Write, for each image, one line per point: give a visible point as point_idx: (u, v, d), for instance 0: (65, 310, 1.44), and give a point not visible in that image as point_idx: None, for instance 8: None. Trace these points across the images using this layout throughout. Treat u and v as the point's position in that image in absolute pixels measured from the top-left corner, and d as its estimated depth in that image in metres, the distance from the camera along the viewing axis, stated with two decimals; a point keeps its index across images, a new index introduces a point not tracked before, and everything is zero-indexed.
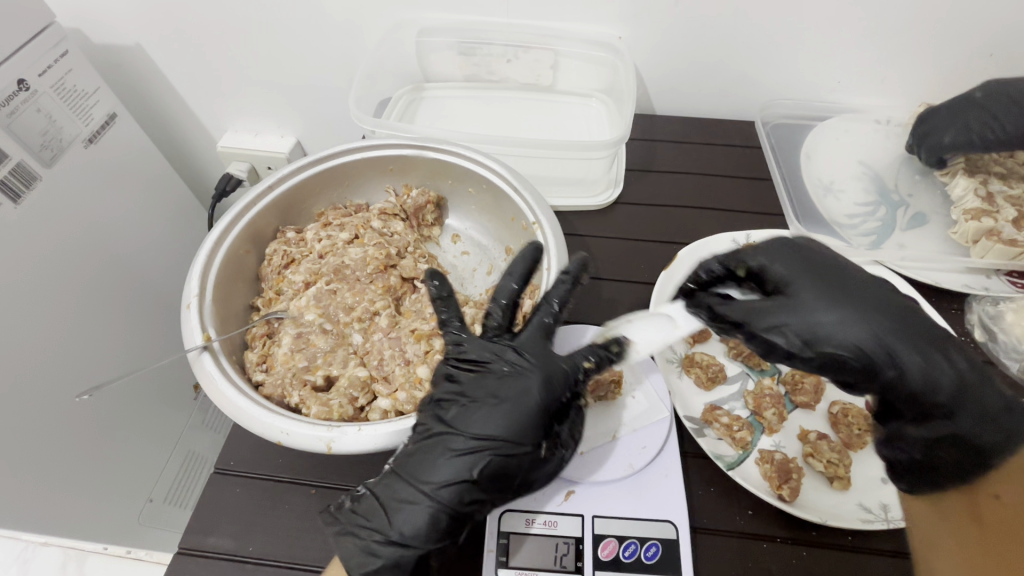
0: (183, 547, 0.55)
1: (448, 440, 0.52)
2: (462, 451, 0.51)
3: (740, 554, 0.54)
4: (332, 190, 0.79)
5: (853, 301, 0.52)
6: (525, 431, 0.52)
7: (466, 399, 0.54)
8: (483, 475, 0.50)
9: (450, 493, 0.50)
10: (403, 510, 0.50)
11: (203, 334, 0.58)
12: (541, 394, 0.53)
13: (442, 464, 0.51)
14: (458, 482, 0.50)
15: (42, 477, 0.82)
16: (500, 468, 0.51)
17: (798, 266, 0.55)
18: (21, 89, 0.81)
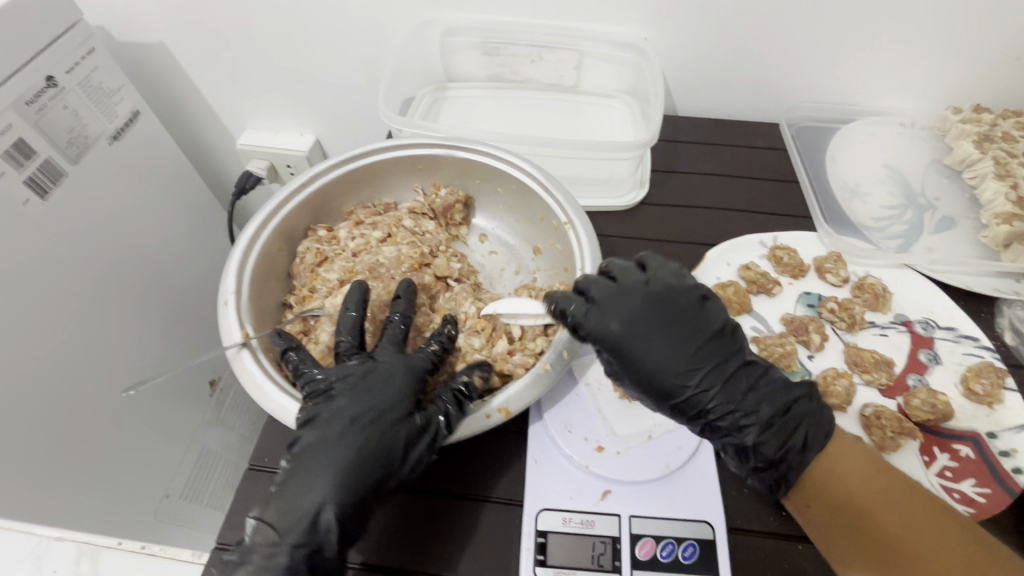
0: (219, 542, 0.55)
1: (322, 435, 0.53)
2: (337, 447, 0.52)
3: (776, 556, 0.54)
4: (361, 189, 0.80)
5: (671, 360, 0.53)
6: (388, 413, 0.54)
7: (331, 389, 0.55)
8: (359, 466, 0.51)
9: (332, 492, 0.50)
10: (285, 516, 0.50)
11: (241, 332, 0.59)
12: (403, 378, 0.56)
13: (320, 464, 0.51)
14: (336, 477, 0.51)
15: (62, 473, 0.83)
16: (376, 456, 0.52)
17: (622, 328, 0.53)
18: (50, 85, 0.81)
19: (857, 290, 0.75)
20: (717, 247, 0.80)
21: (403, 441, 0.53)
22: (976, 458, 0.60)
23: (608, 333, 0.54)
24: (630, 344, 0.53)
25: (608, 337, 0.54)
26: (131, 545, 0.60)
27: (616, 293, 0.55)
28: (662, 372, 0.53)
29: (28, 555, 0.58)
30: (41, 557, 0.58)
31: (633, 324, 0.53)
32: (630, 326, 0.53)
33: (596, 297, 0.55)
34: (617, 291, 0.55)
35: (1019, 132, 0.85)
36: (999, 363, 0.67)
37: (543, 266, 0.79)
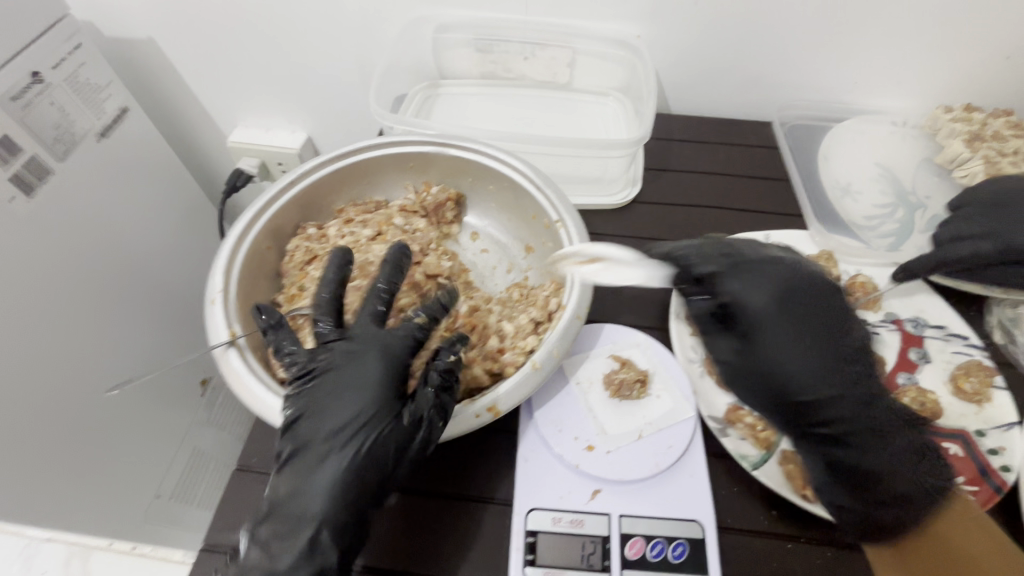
0: (206, 544, 0.55)
1: (308, 450, 0.50)
2: (323, 462, 0.49)
3: (766, 554, 0.54)
4: (352, 186, 0.79)
5: (801, 346, 0.50)
6: (375, 411, 0.51)
7: (303, 398, 0.52)
8: (351, 482, 0.49)
9: (325, 508, 0.48)
10: (281, 535, 0.48)
11: (228, 331, 0.58)
12: (376, 382, 0.52)
13: (309, 481, 0.49)
14: (327, 491, 0.49)
15: (49, 474, 0.81)
16: (368, 469, 0.50)
17: (764, 304, 0.51)
18: (35, 81, 0.80)
19: (848, 289, 0.75)
20: (709, 246, 0.79)
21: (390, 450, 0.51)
22: (965, 455, 0.60)
23: (752, 306, 0.51)
24: (769, 321, 0.51)
25: (749, 309, 0.51)
26: None
27: (753, 271, 0.53)
28: (793, 354, 0.49)
29: None
30: None
31: (778, 302, 0.51)
32: (772, 303, 0.51)
33: (741, 274, 0.53)
34: (742, 268, 0.53)
35: (1009, 131, 0.85)
36: (989, 361, 0.67)
37: (535, 264, 0.78)
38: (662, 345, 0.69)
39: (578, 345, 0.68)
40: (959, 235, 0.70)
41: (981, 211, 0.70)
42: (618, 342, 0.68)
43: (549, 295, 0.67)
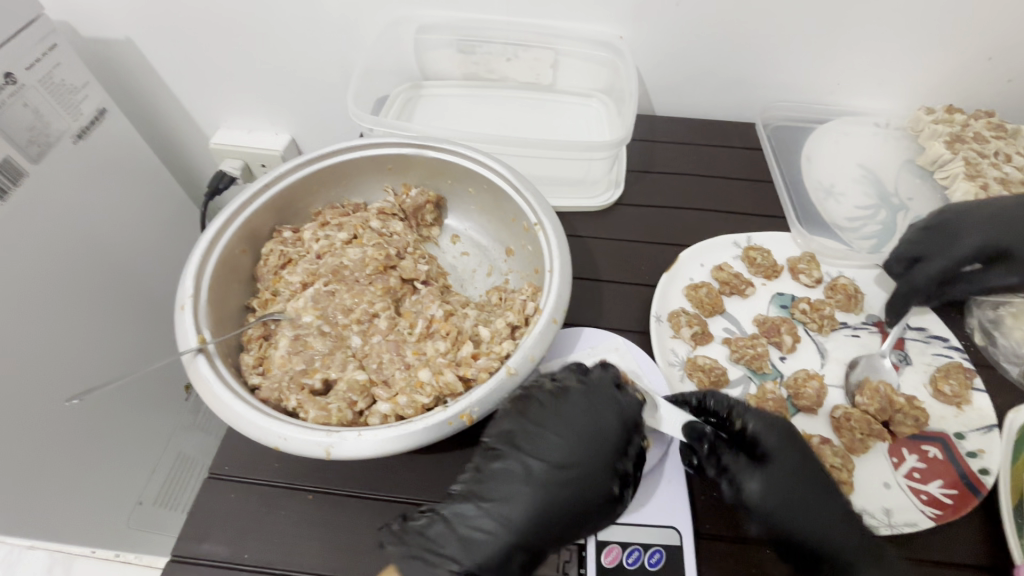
0: (175, 554, 0.54)
1: (511, 470, 0.54)
2: (538, 485, 0.53)
3: (743, 560, 0.54)
4: (330, 189, 0.78)
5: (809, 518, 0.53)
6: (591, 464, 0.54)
7: (525, 433, 0.56)
8: (560, 504, 0.52)
9: (526, 519, 0.51)
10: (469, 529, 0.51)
11: (197, 336, 0.57)
12: (618, 426, 0.56)
13: (510, 498, 0.52)
14: (536, 505, 0.52)
15: (27, 483, 0.80)
16: (585, 500, 0.53)
17: (773, 472, 0.55)
18: (9, 82, 0.78)
19: (829, 291, 0.74)
20: (690, 249, 0.79)
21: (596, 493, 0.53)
22: (943, 458, 0.60)
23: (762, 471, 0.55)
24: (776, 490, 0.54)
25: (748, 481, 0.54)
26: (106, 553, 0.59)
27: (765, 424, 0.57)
28: (801, 529, 0.52)
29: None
30: (14, 565, 0.56)
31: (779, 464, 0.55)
32: (781, 473, 0.55)
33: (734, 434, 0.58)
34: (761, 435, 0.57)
35: (990, 133, 0.86)
36: (968, 364, 0.67)
37: (515, 267, 0.78)
38: (642, 349, 0.68)
39: (557, 349, 0.68)
40: (908, 257, 0.71)
41: (921, 236, 0.72)
42: (597, 347, 0.68)
43: (526, 299, 0.66)
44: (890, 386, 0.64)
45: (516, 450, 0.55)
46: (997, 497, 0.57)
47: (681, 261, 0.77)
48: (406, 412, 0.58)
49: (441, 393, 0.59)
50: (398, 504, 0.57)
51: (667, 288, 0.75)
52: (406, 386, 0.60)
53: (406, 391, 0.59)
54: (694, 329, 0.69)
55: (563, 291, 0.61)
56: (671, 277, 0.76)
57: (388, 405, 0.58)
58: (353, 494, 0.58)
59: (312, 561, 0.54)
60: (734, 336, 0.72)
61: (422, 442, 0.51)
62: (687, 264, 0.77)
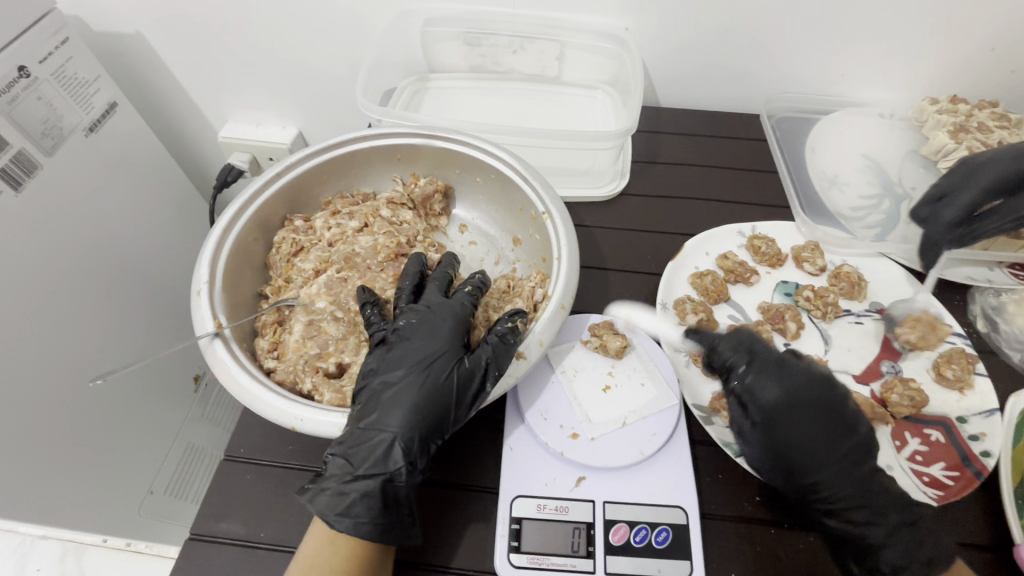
0: (193, 532, 0.55)
1: (378, 392, 0.54)
2: (406, 388, 0.54)
3: (749, 540, 0.55)
4: (340, 178, 0.79)
5: (851, 474, 0.52)
6: (442, 357, 0.56)
7: (382, 350, 0.58)
8: (431, 398, 0.53)
9: (404, 416, 0.52)
10: (355, 449, 0.51)
11: (214, 321, 0.58)
12: (453, 316, 0.60)
13: (385, 404, 0.53)
14: (408, 404, 0.53)
15: (42, 468, 0.82)
16: (456, 389, 0.54)
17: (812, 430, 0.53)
18: (22, 76, 0.79)
19: (833, 279, 0.75)
20: (694, 238, 0.79)
21: (456, 378, 0.54)
22: (946, 441, 0.61)
23: (777, 417, 0.54)
24: (820, 451, 0.53)
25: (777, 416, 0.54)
26: (113, 542, 0.62)
27: (778, 374, 0.55)
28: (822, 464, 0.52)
29: (11, 553, 0.61)
30: (23, 555, 0.61)
31: (799, 411, 0.54)
32: (819, 433, 0.53)
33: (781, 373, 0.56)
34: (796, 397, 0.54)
35: (993, 122, 0.86)
36: (971, 349, 0.68)
37: (523, 256, 0.79)
38: (648, 335, 0.69)
39: (564, 334, 0.69)
40: (936, 196, 0.73)
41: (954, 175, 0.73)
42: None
43: (535, 286, 0.67)
44: (930, 315, 0.70)
45: (370, 371, 0.57)
46: (998, 478, 0.58)
47: (686, 250, 0.78)
48: None
49: None
50: None
51: (672, 276, 0.76)
52: None
53: None
54: (699, 316, 0.70)
55: (570, 276, 0.62)
56: (676, 266, 0.76)
57: None
58: None
59: None
60: (739, 323, 0.73)
61: (422, 397, 0.53)
62: (691, 253, 0.78)
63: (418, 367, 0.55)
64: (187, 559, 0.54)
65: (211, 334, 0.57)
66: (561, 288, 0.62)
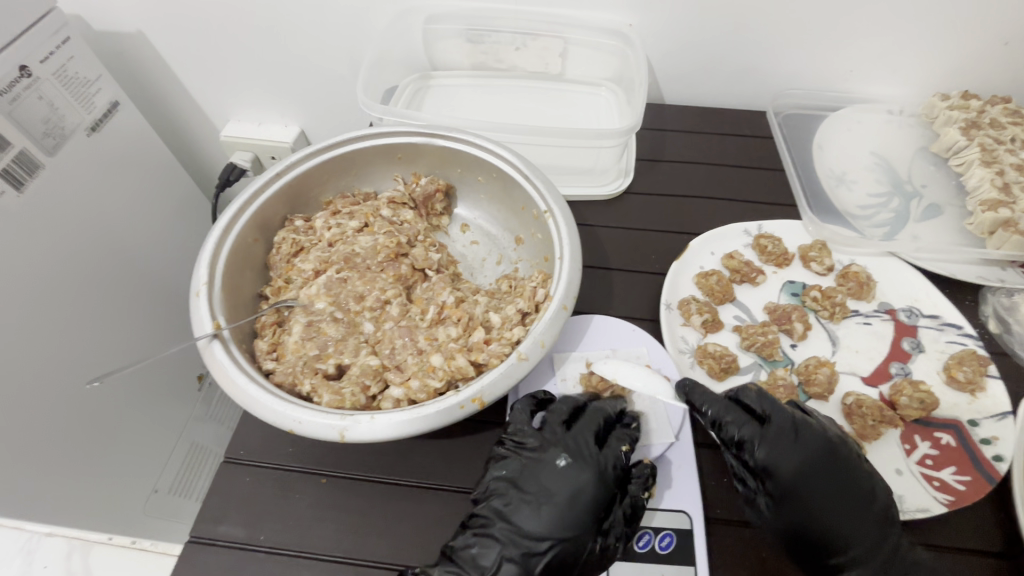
0: (192, 535, 0.55)
1: (501, 497, 0.54)
2: (539, 497, 0.54)
3: (754, 545, 0.54)
4: (340, 178, 0.78)
5: (832, 510, 0.53)
6: (512, 466, 0.56)
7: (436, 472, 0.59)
8: (573, 506, 0.53)
9: (548, 528, 0.52)
10: (489, 554, 0.51)
11: (213, 323, 0.58)
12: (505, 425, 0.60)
13: (519, 515, 0.53)
14: (550, 514, 0.52)
15: (47, 467, 0.82)
16: (600, 497, 0.53)
17: (794, 465, 0.54)
18: (23, 75, 0.79)
19: (841, 279, 0.74)
20: (700, 237, 0.78)
21: (534, 475, 0.55)
22: (957, 445, 0.60)
23: (780, 478, 0.54)
24: (802, 487, 0.53)
25: (779, 477, 0.54)
26: (122, 540, 0.59)
27: (783, 438, 0.55)
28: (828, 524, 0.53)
29: (18, 551, 0.57)
30: (32, 552, 0.57)
31: (805, 469, 0.54)
32: (802, 469, 0.54)
33: (779, 439, 0.55)
34: (783, 426, 0.56)
35: (1007, 119, 0.85)
36: (982, 351, 0.67)
37: (525, 256, 0.78)
38: (652, 337, 0.68)
39: (566, 336, 0.69)
40: None
41: None
42: (619, 347, 0.67)
43: (536, 286, 0.67)
44: None
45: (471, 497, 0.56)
46: (1011, 484, 0.56)
47: (692, 249, 0.77)
48: (418, 396, 0.58)
49: (453, 377, 0.59)
50: (410, 488, 0.58)
51: (677, 276, 0.74)
52: (419, 370, 0.60)
53: (419, 376, 0.60)
54: (704, 316, 0.69)
55: (572, 275, 0.61)
56: (681, 266, 0.75)
57: (400, 390, 0.59)
58: (367, 479, 0.58)
59: (328, 542, 0.54)
60: (745, 324, 0.72)
61: (433, 426, 0.52)
62: (697, 252, 0.77)
63: (535, 468, 0.56)
64: (187, 562, 0.53)
65: (209, 337, 0.57)
66: (561, 288, 0.61)
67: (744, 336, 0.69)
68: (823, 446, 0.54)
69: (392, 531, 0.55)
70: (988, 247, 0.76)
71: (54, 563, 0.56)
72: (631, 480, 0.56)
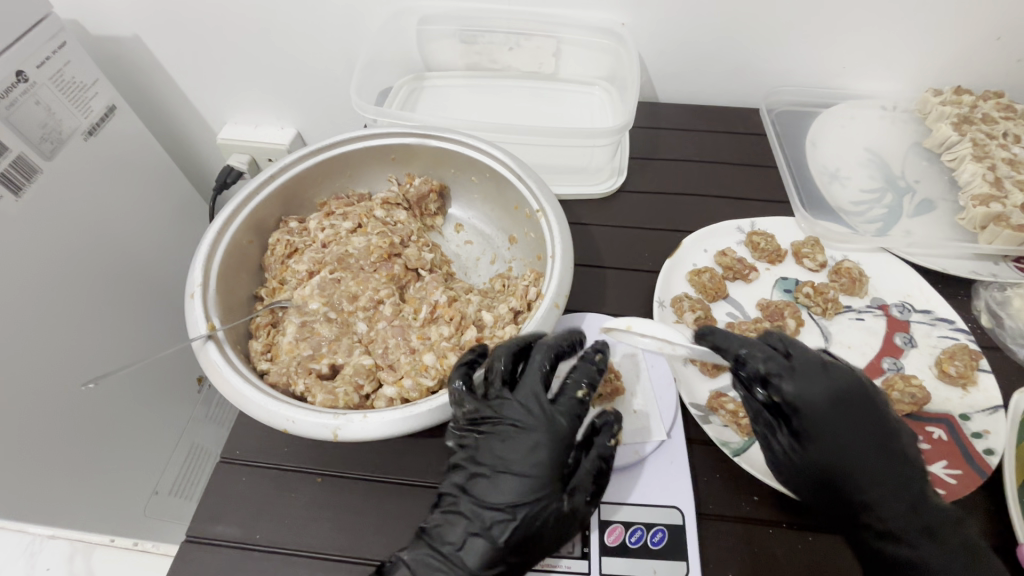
0: (189, 535, 0.55)
1: (467, 472, 0.53)
2: (498, 466, 0.52)
3: (746, 539, 0.54)
4: (335, 180, 0.79)
5: (854, 441, 0.52)
6: (479, 446, 0.54)
7: (432, 468, 0.59)
8: (533, 467, 0.51)
9: (508, 496, 0.51)
10: (456, 529, 0.51)
11: (207, 324, 0.58)
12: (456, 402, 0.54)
13: (479, 487, 0.52)
14: (510, 479, 0.51)
15: (48, 468, 0.82)
16: (556, 453, 0.52)
17: (820, 399, 0.53)
18: (20, 80, 0.79)
19: (834, 275, 0.74)
20: (693, 235, 0.79)
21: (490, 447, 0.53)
22: (948, 439, 0.60)
23: (810, 416, 0.53)
24: (827, 421, 0.53)
25: (806, 415, 0.53)
26: (123, 541, 0.59)
27: (808, 373, 0.54)
28: (847, 470, 0.52)
29: (21, 551, 0.57)
30: (36, 554, 0.57)
31: (833, 408, 0.53)
32: (831, 407, 0.53)
33: (809, 380, 0.53)
34: (812, 361, 0.54)
35: (998, 114, 0.86)
36: (974, 346, 0.67)
37: (519, 255, 0.78)
38: None
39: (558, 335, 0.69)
40: None
41: None
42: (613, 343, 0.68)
43: (528, 285, 0.67)
44: None
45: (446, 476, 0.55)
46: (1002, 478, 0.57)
47: (685, 247, 0.77)
48: (411, 396, 0.59)
49: (446, 375, 0.60)
50: (405, 485, 0.58)
51: (670, 274, 0.75)
52: (412, 369, 0.61)
53: (412, 375, 0.60)
54: (697, 314, 0.69)
55: (567, 271, 0.62)
56: (675, 264, 0.76)
57: (393, 389, 0.59)
58: (361, 478, 0.59)
59: (322, 541, 0.55)
60: (738, 320, 0.72)
61: (426, 424, 0.52)
62: (690, 250, 0.77)
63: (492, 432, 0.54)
64: (184, 561, 0.54)
65: (202, 338, 0.57)
66: (557, 282, 0.61)
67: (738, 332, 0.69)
68: (847, 382, 0.53)
69: (388, 528, 0.55)
70: (979, 242, 0.76)
71: (58, 564, 0.56)
72: (598, 430, 0.55)
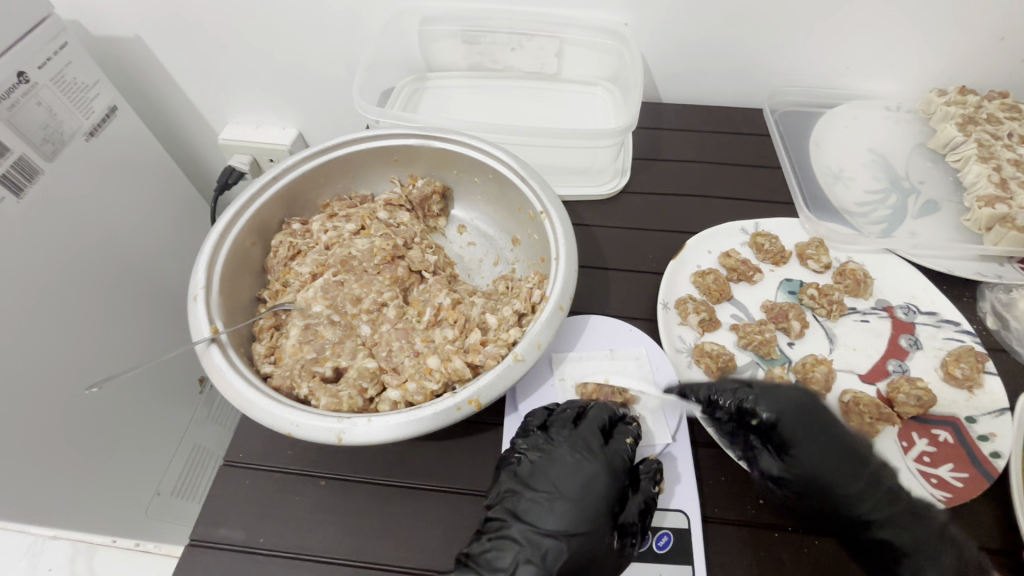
0: (193, 539, 0.55)
1: (517, 497, 0.54)
2: (552, 495, 0.54)
3: (752, 543, 0.54)
4: (337, 181, 0.79)
5: (830, 463, 0.56)
6: (529, 471, 0.55)
7: (436, 471, 0.59)
8: (587, 501, 0.53)
9: (565, 524, 0.52)
10: (507, 555, 0.51)
11: (210, 327, 0.58)
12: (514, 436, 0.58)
13: (532, 513, 0.53)
14: (566, 510, 0.53)
15: (51, 470, 0.82)
16: (609, 487, 0.54)
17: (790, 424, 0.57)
18: (21, 81, 0.79)
19: (838, 276, 0.74)
20: (696, 236, 0.78)
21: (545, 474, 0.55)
22: (954, 442, 0.60)
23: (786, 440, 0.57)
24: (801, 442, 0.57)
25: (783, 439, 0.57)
26: (126, 543, 0.59)
27: (773, 399, 0.59)
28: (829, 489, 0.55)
29: (22, 554, 0.57)
30: (37, 556, 0.57)
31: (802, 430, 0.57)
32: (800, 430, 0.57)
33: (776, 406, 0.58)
34: (771, 389, 0.60)
35: (1003, 114, 0.85)
36: (980, 348, 0.67)
37: (522, 257, 0.78)
38: (648, 337, 0.69)
39: (562, 337, 0.69)
40: None
41: None
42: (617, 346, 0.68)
43: (533, 287, 0.67)
44: None
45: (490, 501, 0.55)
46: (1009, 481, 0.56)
47: (689, 248, 0.77)
48: (416, 399, 0.58)
49: (450, 378, 0.60)
50: (409, 488, 0.58)
51: (674, 275, 0.74)
52: (416, 372, 0.61)
53: (416, 378, 0.60)
54: (701, 316, 0.69)
55: (571, 273, 0.62)
56: (678, 266, 0.76)
57: (397, 392, 0.59)
58: (365, 481, 0.59)
59: (326, 545, 0.55)
60: (742, 322, 0.72)
61: (430, 428, 0.52)
62: (694, 251, 0.77)
63: (545, 461, 0.56)
64: (188, 565, 0.54)
65: (205, 341, 0.57)
66: (560, 284, 0.61)
67: (742, 334, 0.69)
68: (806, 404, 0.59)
69: (392, 532, 0.55)
70: (984, 243, 0.76)
71: None
72: (640, 476, 0.56)
